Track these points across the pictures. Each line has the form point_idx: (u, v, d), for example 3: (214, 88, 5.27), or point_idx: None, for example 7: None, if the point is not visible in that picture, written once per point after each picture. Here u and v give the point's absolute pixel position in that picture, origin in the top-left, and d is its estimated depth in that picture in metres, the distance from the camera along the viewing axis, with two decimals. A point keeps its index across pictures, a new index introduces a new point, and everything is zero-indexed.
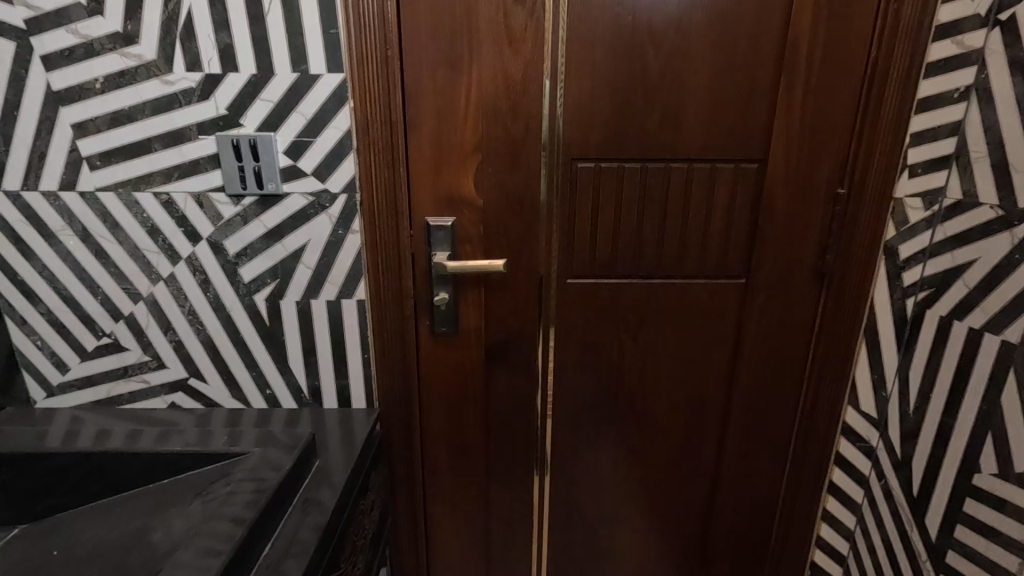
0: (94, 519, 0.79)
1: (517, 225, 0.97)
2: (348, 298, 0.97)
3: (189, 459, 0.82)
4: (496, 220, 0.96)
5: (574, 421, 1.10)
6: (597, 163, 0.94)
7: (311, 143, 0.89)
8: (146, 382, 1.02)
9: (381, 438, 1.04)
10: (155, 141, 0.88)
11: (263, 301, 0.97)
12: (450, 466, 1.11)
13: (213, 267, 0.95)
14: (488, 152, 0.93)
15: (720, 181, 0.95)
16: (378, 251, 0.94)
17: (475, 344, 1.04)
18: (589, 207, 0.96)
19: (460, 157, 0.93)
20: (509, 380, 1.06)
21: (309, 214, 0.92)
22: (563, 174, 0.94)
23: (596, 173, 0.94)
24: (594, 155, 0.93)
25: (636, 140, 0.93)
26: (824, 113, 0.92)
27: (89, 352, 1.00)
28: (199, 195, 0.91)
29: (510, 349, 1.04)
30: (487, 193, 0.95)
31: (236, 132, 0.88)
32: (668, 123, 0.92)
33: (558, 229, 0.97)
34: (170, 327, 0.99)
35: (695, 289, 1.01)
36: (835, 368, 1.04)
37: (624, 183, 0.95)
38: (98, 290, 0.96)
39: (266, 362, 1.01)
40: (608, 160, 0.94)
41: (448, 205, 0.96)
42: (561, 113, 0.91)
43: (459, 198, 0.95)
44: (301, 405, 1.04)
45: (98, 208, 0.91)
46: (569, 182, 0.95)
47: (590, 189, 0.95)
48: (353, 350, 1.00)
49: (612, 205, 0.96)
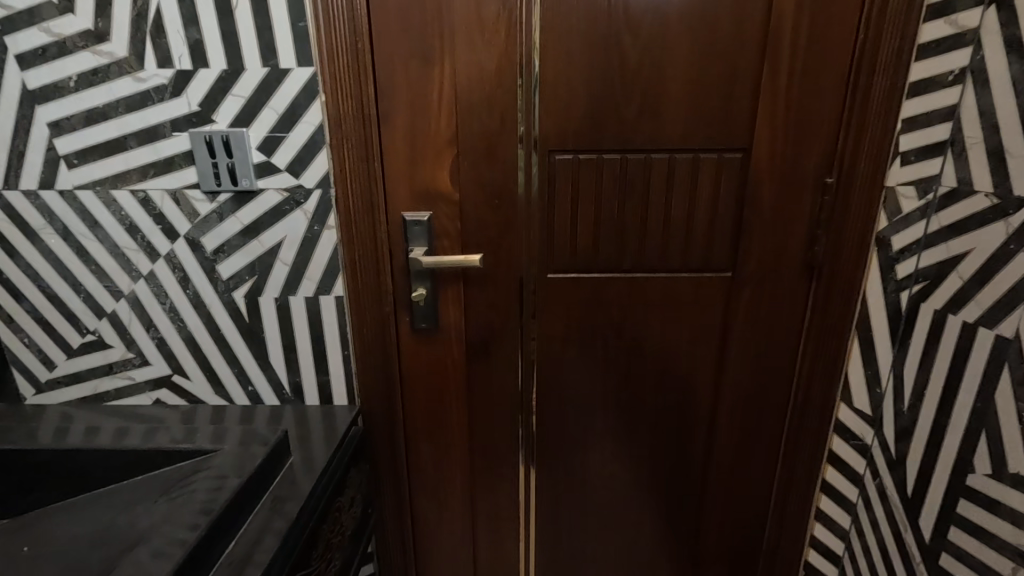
0: (67, 516, 0.80)
1: (495, 220, 0.95)
2: (326, 294, 0.97)
3: (162, 454, 0.82)
4: (472, 214, 0.95)
5: (560, 418, 1.08)
6: (575, 155, 0.91)
7: (284, 138, 0.88)
8: (130, 379, 1.03)
9: (363, 434, 1.03)
10: (130, 138, 0.88)
11: (242, 298, 0.97)
12: (435, 462, 1.10)
13: (191, 264, 0.95)
14: (464, 144, 0.91)
15: (703, 172, 0.92)
16: (356, 247, 0.93)
17: (456, 340, 1.03)
18: (569, 200, 0.94)
19: (436, 151, 0.92)
20: (491, 377, 1.05)
21: (284, 210, 0.92)
22: (541, 166, 0.92)
23: (574, 165, 0.92)
24: (573, 147, 0.91)
25: (616, 131, 0.90)
26: (810, 102, 0.88)
27: (75, 349, 1.01)
28: (174, 192, 0.91)
29: (492, 345, 1.03)
30: (464, 186, 0.93)
31: (208, 128, 0.88)
32: (647, 113, 0.89)
33: (538, 223, 0.95)
34: (152, 324, 0.99)
35: (680, 282, 0.98)
36: (828, 365, 1.00)
37: (604, 175, 0.92)
38: (81, 287, 0.97)
39: (248, 359, 1.01)
40: (586, 151, 0.91)
41: (425, 199, 0.94)
42: (536, 105, 0.89)
43: (435, 192, 0.94)
44: (284, 402, 1.04)
45: (78, 206, 0.92)
46: (548, 175, 0.93)
47: (569, 181, 0.93)
48: (333, 346, 1.00)
49: (591, 198, 0.93)
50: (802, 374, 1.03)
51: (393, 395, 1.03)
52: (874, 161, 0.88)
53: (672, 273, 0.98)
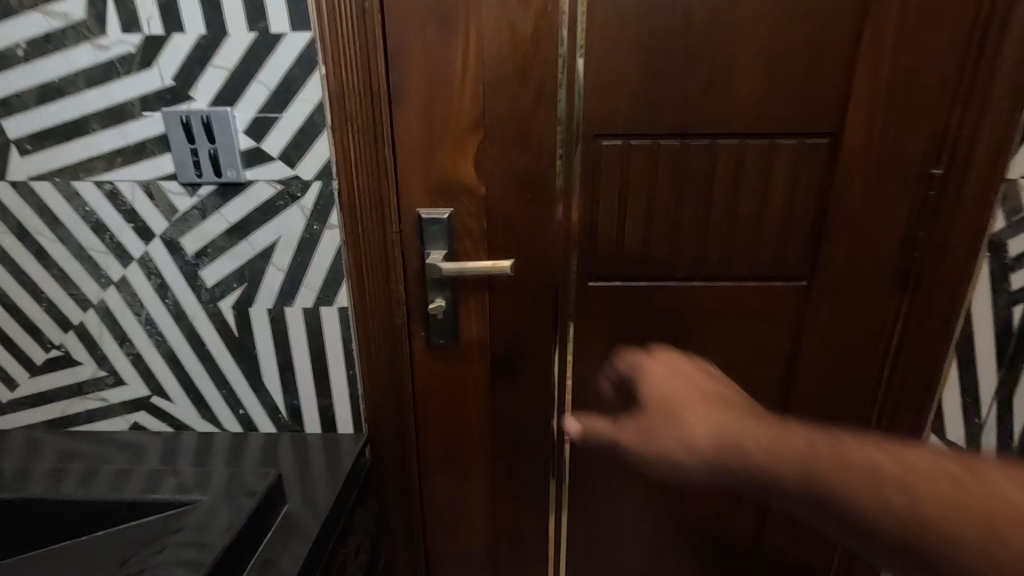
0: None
1: (527, 218, 0.80)
2: (327, 305, 0.82)
3: (128, 507, 0.68)
4: (500, 211, 0.79)
5: (596, 445, 0.94)
6: (625, 141, 0.76)
7: (276, 120, 0.73)
8: (103, 400, 0.90)
9: (370, 468, 0.90)
10: (92, 120, 0.74)
11: (230, 309, 0.83)
12: (453, 495, 0.96)
13: (169, 269, 0.81)
14: (492, 127, 0.75)
15: (781, 162, 0.76)
16: (362, 249, 0.79)
17: (478, 358, 0.88)
18: (616, 195, 0.78)
19: (458, 135, 0.76)
20: (519, 399, 0.91)
21: (278, 206, 0.77)
22: (583, 154, 0.77)
23: (624, 152, 0.76)
24: (623, 131, 0.76)
25: (675, 112, 0.75)
26: (919, 73, 0.71)
27: (39, 367, 0.88)
28: (147, 184, 0.77)
29: (520, 363, 0.88)
30: (490, 178, 0.78)
31: (185, 107, 0.73)
32: (715, 90, 0.73)
33: (578, 223, 0.80)
34: (126, 338, 0.86)
35: (743, 293, 0.83)
36: (918, 392, 0.84)
37: (659, 164, 0.77)
38: (43, 295, 0.83)
39: (237, 378, 0.87)
40: (638, 135, 0.76)
41: (444, 193, 0.79)
42: (580, 79, 0.74)
43: (456, 185, 0.79)
44: (280, 428, 0.90)
45: (35, 200, 0.78)
46: (591, 165, 0.77)
47: (617, 172, 0.77)
48: (336, 365, 0.86)
49: (644, 192, 0.78)
50: (884, 402, 0.88)
51: (405, 421, 0.89)
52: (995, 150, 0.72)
53: (735, 283, 0.82)
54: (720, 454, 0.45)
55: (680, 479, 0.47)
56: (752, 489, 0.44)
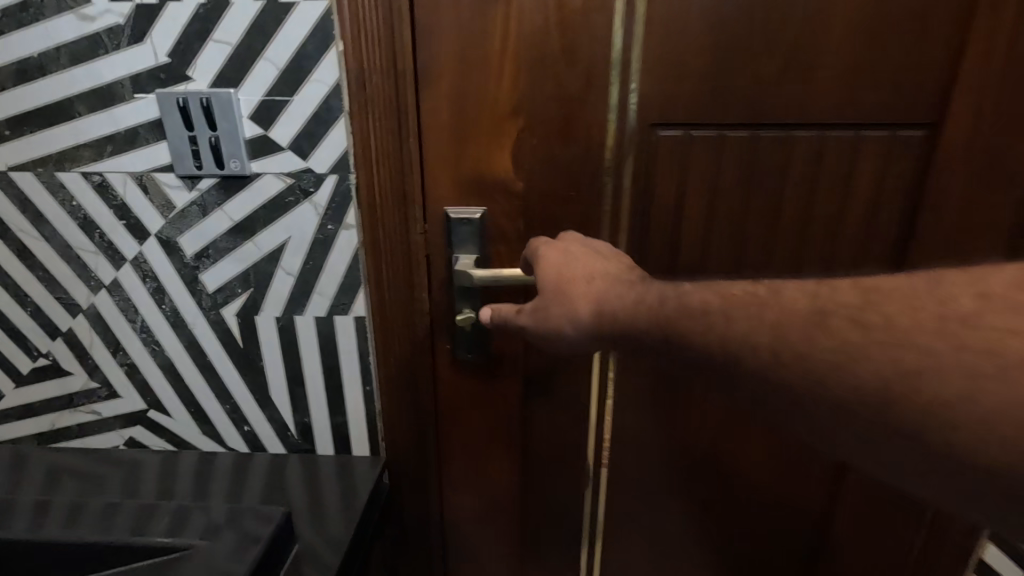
0: None
1: (569, 219, 0.70)
2: (342, 314, 0.73)
3: (115, 551, 0.59)
4: (538, 211, 0.70)
5: (636, 468, 0.85)
6: (687, 131, 0.66)
7: (286, 105, 0.64)
8: (96, 414, 0.82)
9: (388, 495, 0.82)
10: (77, 102, 0.65)
11: (234, 317, 0.74)
12: (476, 521, 0.88)
13: (166, 271, 0.72)
14: (532, 114, 0.66)
15: (866, 158, 0.66)
16: (383, 252, 0.70)
17: (508, 374, 0.79)
18: (673, 193, 0.68)
19: (493, 123, 0.66)
20: (552, 418, 0.82)
21: (288, 203, 0.68)
22: (637, 145, 0.67)
23: (685, 144, 0.66)
24: (685, 120, 0.65)
25: (745, 96, 0.64)
26: None
27: (25, 377, 0.80)
28: (140, 176, 0.68)
29: (555, 379, 0.80)
30: (529, 172, 0.68)
31: (183, 88, 0.64)
32: (793, 72, 0.63)
33: (626, 225, 0.70)
34: (119, 347, 0.77)
35: None
36: None
37: (725, 158, 0.66)
38: (27, 300, 0.75)
39: (242, 393, 0.78)
40: (702, 125, 0.66)
41: (475, 190, 0.70)
42: (636, 58, 0.64)
43: (488, 181, 0.69)
44: (288, 448, 0.81)
45: (16, 193, 0.69)
46: (645, 158, 0.67)
47: (676, 167, 0.67)
48: (351, 380, 0.77)
49: (706, 191, 0.68)
50: None
51: (426, 441, 0.80)
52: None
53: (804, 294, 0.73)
54: (594, 318, 0.53)
55: (568, 345, 0.56)
56: (626, 346, 0.51)
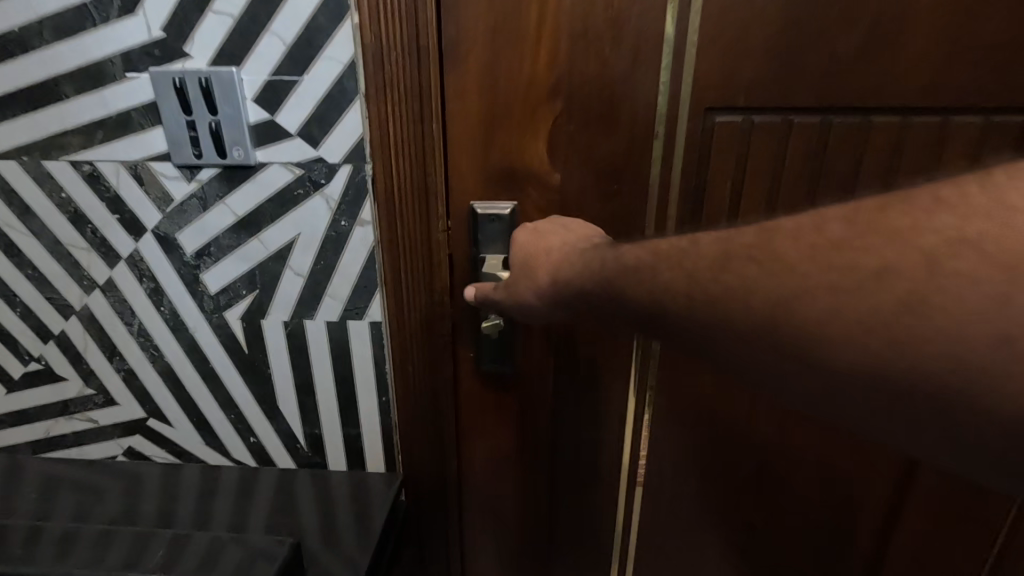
0: None
1: (609, 214, 0.63)
2: (356, 318, 0.67)
3: None
4: (575, 205, 0.63)
5: (673, 483, 0.79)
6: (747, 116, 0.58)
7: (295, 85, 0.57)
8: (92, 422, 0.76)
9: (405, 513, 0.76)
10: (63, 82, 0.58)
11: (238, 321, 0.68)
12: (498, 541, 0.82)
13: (164, 270, 0.66)
14: (571, 97, 0.58)
15: (953, 148, 0.58)
16: (403, 251, 0.63)
17: (537, 384, 0.72)
18: (729, 187, 0.61)
19: (526, 107, 0.59)
20: (583, 431, 0.75)
21: (297, 196, 0.61)
22: (689, 132, 0.59)
23: (744, 130, 0.59)
24: (746, 104, 0.58)
25: (816, 77, 0.56)
26: None
27: (16, 382, 0.74)
28: (134, 165, 0.61)
29: (588, 390, 0.73)
30: (566, 162, 0.61)
31: (179, 67, 0.57)
32: (873, 47, 0.55)
33: (673, 222, 0.63)
34: (116, 351, 0.71)
35: None
36: None
37: (790, 148, 0.59)
38: (17, 300, 0.69)
39: (247, 402, 0.72)
40: (765, 109, 0.58)
41: (505, 182, 0.62)
42: (693, 31, 0.56)
43: (520, 172, 0.62)
44: (297, 461, 0.75)
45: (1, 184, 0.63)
46: (698, 148, 0.60)
47: (733, 158, 0.60)
48: (366, 389, 0.70)
49: (766, 185, 0.60)
50: None
51: (446, 456, 0.74)
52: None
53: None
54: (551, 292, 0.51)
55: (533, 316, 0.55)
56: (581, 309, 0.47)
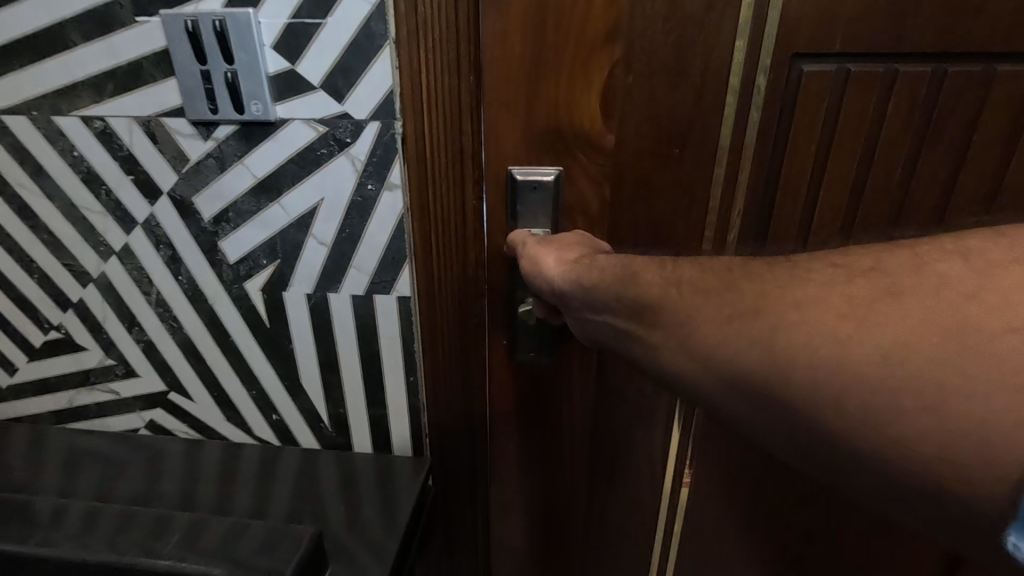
0: None
1: (670, 178, 0.60)
2: (383, 293, 0.62)
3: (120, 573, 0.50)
4: (635, 171, 0.59)
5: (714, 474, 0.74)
6: (841, 64, 0.54)
7: (318, 30, 0.51)
8: (114, 394, 0.73)
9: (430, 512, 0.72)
10: (71, 29, 0.53)
11: (258, 292, 0.63)
12: (527, 530, 0.78)
13: (182, 238, 0.62)
14: (635, 41, 0.53)
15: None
16: (437, 220, 0.57)
17: (577, 374, 0.68)
18: (813, 147, 0.58)
19: (582, 58, 0.53)
20: (620, 425, 0.71)
21: (320, 156, 0.56)
22: (773, 82, 0.55)
23: (833, 79, 0.55)
24: (841, 50, 0.54)
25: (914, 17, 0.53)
26: None
27: (38, 351, 0.72)
28: (147, 122, 0.56)
29: (628, 384, 0.69)
30: (622, 120, 0.57)
31: (192, 9, 0.51)
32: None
33: (744, 189, 0.60)
34: (135, 321, 0.68)
35: None
36: None
37: (881, 101, 0.56)
38: (33, 265, 0.66)
39: (270, 378, 0.68)
40: (859, 57, 0.54)
41: (549, 145, 0.57)
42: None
43: (570, 133, 0.57)
44: (321, 442, 0.72)
45: (11, 141, 0.59)
46: (780, 99, 0.56)
47: (821, 111, 0.56)
48: (394, 369, 0.66)
49: (855, 142, 0.57)
50: None
51: (477, 445, 0.69)
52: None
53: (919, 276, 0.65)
54: (557, 270, 0.51)
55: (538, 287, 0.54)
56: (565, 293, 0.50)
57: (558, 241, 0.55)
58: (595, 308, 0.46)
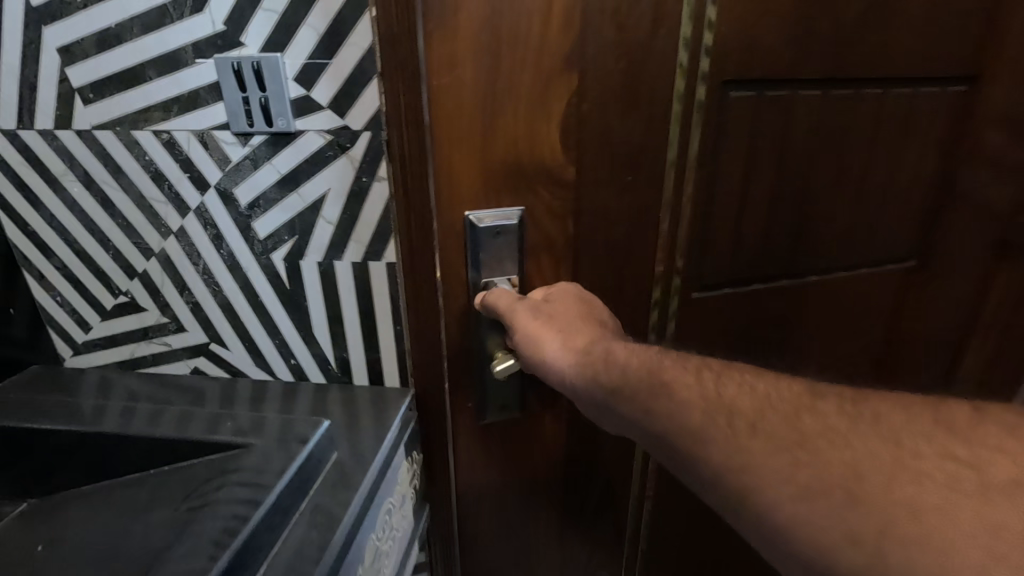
0: (86, 511, 0.67)
1: (619, 201, 0.78)
2: (376, 260, 0.82)
3: (190, 446, 0.68)
4: (587, 194, 0.76)
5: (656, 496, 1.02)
6: (754, 91, 0.77)
7: (326, 67, 0.71)
8: (167, 345, 0.94)
9: (420, 466, 0.91)
10: (148, 67, 0.74)
11: (282, 262, 0.84)
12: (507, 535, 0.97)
13: (224, 220, 0.82)
14: (575, 83, 0.70)
15: (892, 117, 0.85)
16: (415, 246, 0.76)
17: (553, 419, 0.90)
18: (738, 156, 0.80)
19: (527, 107, 0.70)
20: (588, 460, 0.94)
21: (327, 157, 0.76)
22: (708, 103, 0.76)
23: (747, 102, 0.77)
24: (753, 81, 0.76)
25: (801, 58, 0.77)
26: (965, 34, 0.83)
27: (108, 311, 0.92)
28: (202, 133, 0.77)
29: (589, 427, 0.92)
30: (577, 150, 0.74)
31: (236, 53, 0.72)
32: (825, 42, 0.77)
33: (691, 188, 0.80)
34: (186, 286, 0.88)
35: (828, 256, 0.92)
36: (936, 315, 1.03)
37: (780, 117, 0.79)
38: (109, 243, 0.87)
39: (289, 330, 0.89)
40: (764, 87, 0.77)
41: (514, 181, 0.74)
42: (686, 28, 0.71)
43: (537, 166, 0.74)
44: (330, 380, 0.92)
45: (98, 148, 0.80)
46: (713, 120, 0.77)
47: (743, 126, 0.78)
48: (384, 320, 0.86)
49: (763, 147, 0.81)
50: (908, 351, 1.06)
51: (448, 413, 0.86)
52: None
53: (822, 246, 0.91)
54: (575, 368, 0.69)
55: (550, 365, 0.71)
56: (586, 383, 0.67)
57: (544, 314, 0.74)
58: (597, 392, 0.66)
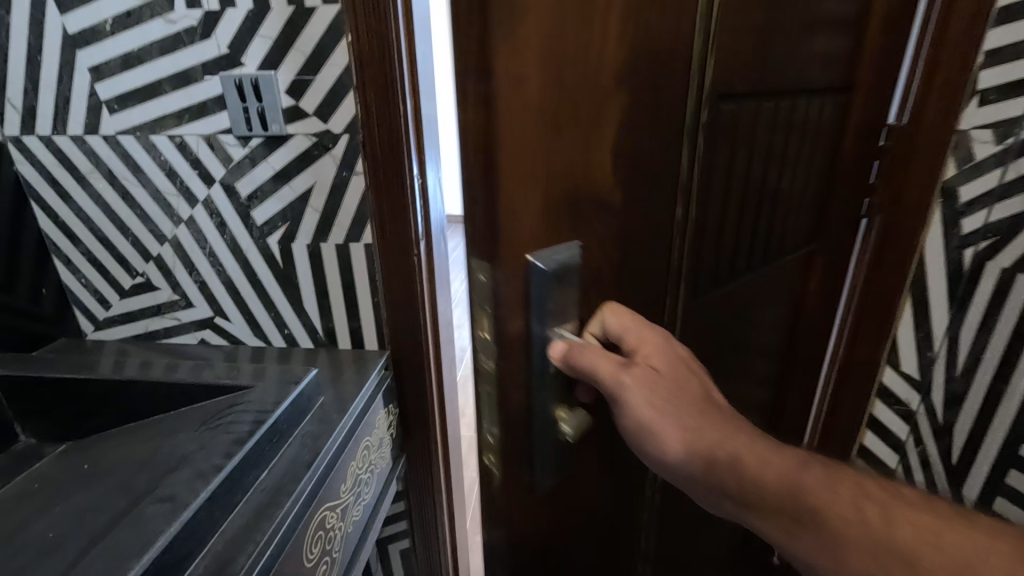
0: (119, 442, 0.82)
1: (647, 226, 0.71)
2: (355, 241, 0.98)
3: (203, 390, 0.84)
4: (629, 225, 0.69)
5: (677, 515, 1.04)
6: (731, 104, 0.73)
7: (311, 82, 0.88)
8: (177, 320, 1.09)
9: (395, 417, 1.07)
10: (165, 83, 0.90)
11: (276, 245, 0.99)
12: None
13: (227, 209, 0.98)
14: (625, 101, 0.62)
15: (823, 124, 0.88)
16: (388, 230, 0.95)
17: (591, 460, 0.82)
18: (715, 170, 0.76)
19: (579, 130, 0.61)
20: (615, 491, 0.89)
21: (314, 155, 0.92)
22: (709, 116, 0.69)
23: (732, 115, 0.73)
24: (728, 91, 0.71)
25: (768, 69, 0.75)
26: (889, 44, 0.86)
27: (127, 290, 1.07)
28: (209, 137, 0.92)
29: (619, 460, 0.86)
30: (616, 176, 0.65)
31: (238, 72, 0.88)
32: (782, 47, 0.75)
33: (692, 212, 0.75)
34: (194, 267, 1.04)
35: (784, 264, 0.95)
36: (881, 303, 0.99)
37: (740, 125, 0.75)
38: (128, 231, 1.02)
39: (283, 304, 1.04)
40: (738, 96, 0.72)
41: (564, 214, 0.64)
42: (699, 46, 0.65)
43: (582, 196, 0.64)
44: (318, 346, 1.07)
45: (121, 150, 0.95)
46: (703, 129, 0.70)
47: (722, 142, 0.74)
48: (363, 293, 1.02)
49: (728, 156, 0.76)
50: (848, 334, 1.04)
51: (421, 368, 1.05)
52: (939, 122, 0.86)
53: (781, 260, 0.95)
54: (692, 457, 0.63)
55: (664, 453, 0.66)
56: (708, 481, 0.62)
57: (653, 389, 0.69)
58: (724, 481, 0.60)
